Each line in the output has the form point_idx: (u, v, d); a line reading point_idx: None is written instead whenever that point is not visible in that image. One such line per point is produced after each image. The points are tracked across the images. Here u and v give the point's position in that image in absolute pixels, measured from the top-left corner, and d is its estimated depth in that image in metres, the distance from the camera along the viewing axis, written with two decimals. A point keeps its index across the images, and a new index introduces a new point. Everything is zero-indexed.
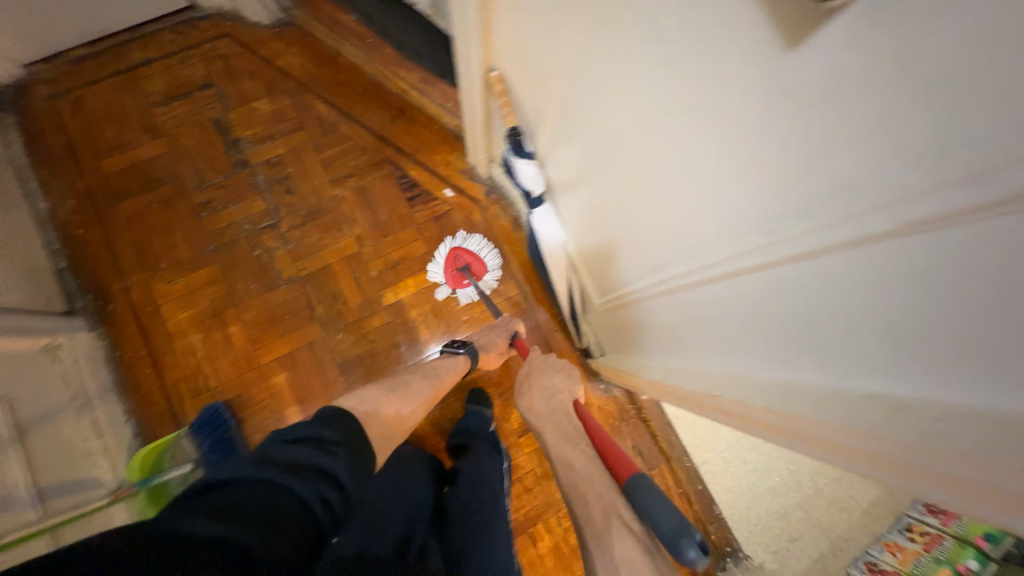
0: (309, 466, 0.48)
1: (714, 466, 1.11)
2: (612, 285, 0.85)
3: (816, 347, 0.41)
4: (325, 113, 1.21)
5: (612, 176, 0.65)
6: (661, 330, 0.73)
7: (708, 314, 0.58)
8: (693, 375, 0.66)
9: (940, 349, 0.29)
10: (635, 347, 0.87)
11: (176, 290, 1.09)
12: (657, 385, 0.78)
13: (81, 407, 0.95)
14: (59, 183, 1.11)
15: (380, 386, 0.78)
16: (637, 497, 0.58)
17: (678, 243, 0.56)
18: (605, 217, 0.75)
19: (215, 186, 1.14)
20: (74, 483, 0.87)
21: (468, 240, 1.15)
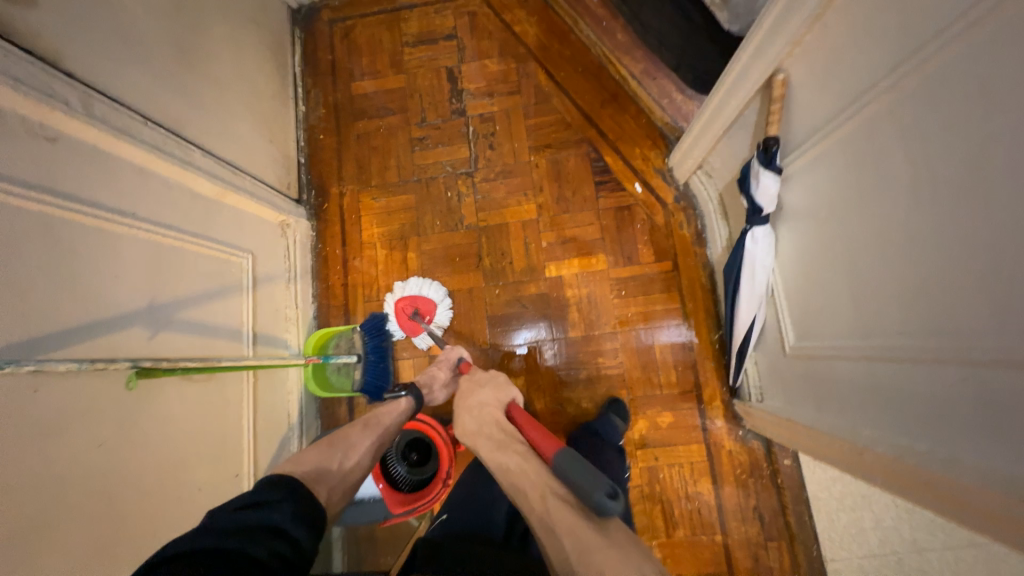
0: (258, 523, 0.54)
1: (846, 571, 0.98)
2: (814, 330, 0.78)
3: None
4: (543, 82, 1.24)
5: (887, 220, 0.59)
6: (874, 399, 0.66)
7: (951, 396, 0.52)
8: (915, 454, 0.59)
9: None
10: (821, 403, 0.79)
11: (377, 207, 1.23)
12: (843, 451, 0.71)
13: (290, 279, 1.12)
14: (316, 93, 1.30)
15: (315, 446, 0.73)
16: (562, 473, 0.58)
17: (972, 311, 0.49)
18: (847, 259, 0.68)
19: (431, 127, 1.25)
20: (274, 338, 1.04)
21: (406, 286, 1.14)
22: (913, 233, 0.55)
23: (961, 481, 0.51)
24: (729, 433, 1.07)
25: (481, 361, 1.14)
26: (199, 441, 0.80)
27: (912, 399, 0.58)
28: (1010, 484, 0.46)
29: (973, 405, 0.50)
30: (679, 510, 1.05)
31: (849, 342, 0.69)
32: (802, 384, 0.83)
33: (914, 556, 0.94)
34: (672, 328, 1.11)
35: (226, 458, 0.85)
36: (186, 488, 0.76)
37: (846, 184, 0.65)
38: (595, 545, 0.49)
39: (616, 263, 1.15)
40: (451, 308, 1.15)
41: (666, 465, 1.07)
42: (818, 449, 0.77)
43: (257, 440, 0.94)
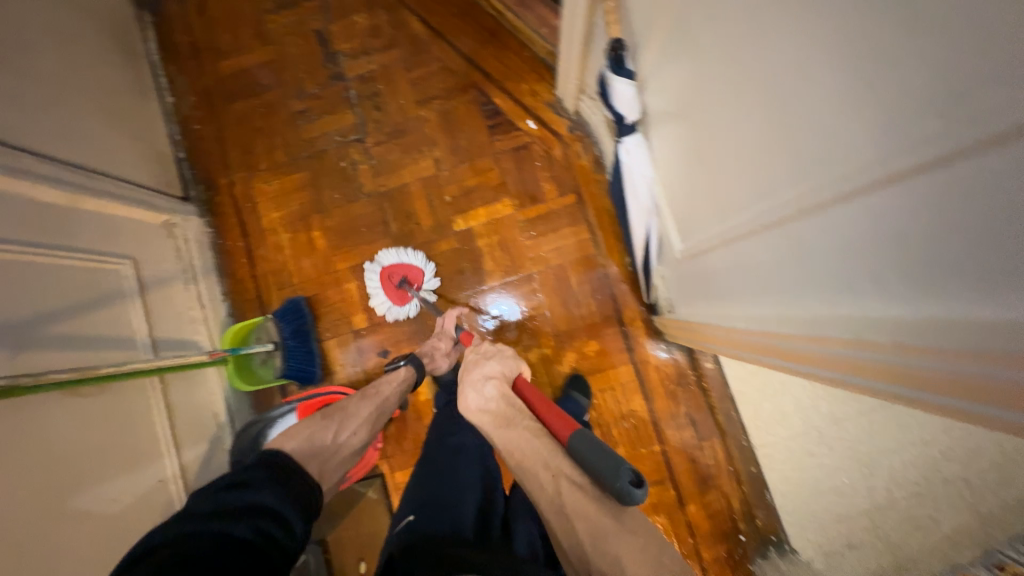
0: (242, 503, 0.60)
1: (774, 453, 1.05)
2: (701, 232, 0.76)
3: (867, 279, 0.42)
4: (418, 30, 1.18)
5: (719, 97, 0.57)
6: (742, 282, 0.68)
7: (780, 259, 0.55)
8: (777, 324, 0.62)
9: (970, 263, 0.31)
10: (722, 301, 0.77)
11: (271, 191, 1.18)
12: (752, 344, 0.69)
13: (189, 279, 1.08)
14: (181, 80, 1.21)
15: (313, 418, 0.80)
16: (580, 456, 0.59)
17: (790, 167, 0.47)
18: (706, 147, 0.65)
19: (312, 97, 1.19)
20: (180, 341, 1.01)
21: (385, 257, 1.10)
22: (735, 105, 0.53)
23: (833, 341, 0.50)
24: (654, 348, 1.10)
25: (406, 326, 1.14)
26: (105, 451, 0.78)
27: (779, 273, 0.57)
28: (867, 330, 0.44)
29: (820, 261, 0.48)
30: (617, 429, 1.10)
31: (714, 235, 0.71)
32: (705, 287, 0.82)
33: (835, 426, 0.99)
34: (587, 259, 1.11)
35: (144, 462, 0.84)
36: (100, 496, 0.75)
37: (684, 71, 0.63)
38: (611, 531, 0.53)
39: (522, 205, 1.13)
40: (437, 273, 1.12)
41: (599, 391, 1.10)
42: (721, 343, 0.81)
43: (180, 441, 0.93)
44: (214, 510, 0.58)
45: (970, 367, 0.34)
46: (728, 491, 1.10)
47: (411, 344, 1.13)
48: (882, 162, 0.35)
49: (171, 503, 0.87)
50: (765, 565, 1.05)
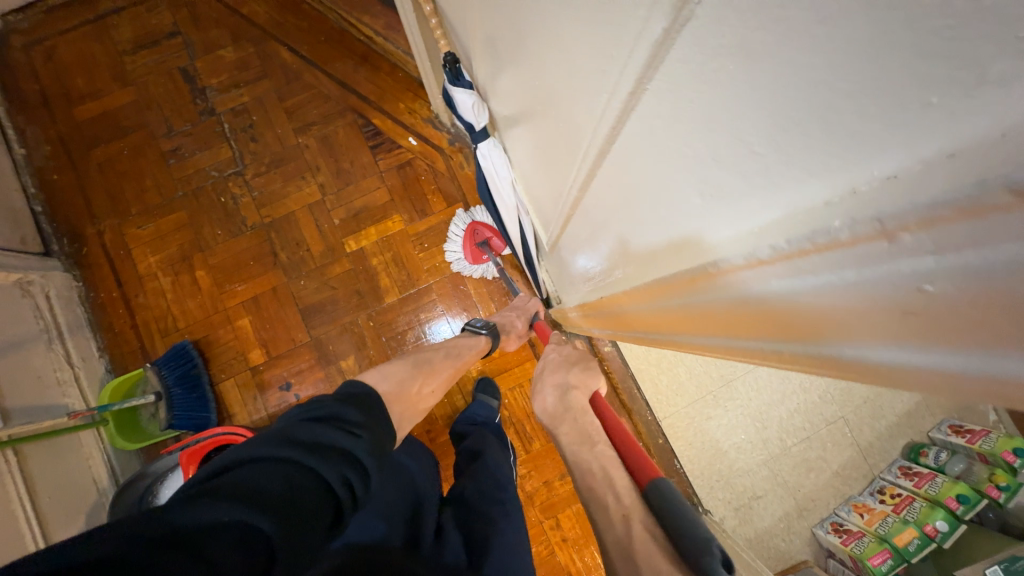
0: (334, 449, 0.43)
1: (676, 422, 1.12)
2: (574, 200, 0.62)
3: (686, 188, 0.31)
4: (289, 60, 1.19)
5: (530, 83, 0.60)
6: (607, 240, 0.58)
7: (616, 198, 0.46)
8: (636, 281, 0.51)
9: (757, 132, 0.22)
10: (614, 282, 0.62)
11: (146, 235, 1.12)
12: (650, 328, 0.53)
13: (52, 339, 0.99)
14: (32, 130, 1.14)
15: (402, 365, 0.75)
16: (662, 506, 0.52)
17: (576, 136, 0.49)
18: (541, 130, 0.66)
19: (183, 134, 1.15)
20: (42, 408, 0.92)
21: (478, 215, 1.13)
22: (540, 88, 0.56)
23: (706, 292, 0.34)
24: None
25: (308, 354, 1.11)
26: None
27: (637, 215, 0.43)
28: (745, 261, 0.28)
29: (659, 196, 0.36)
30: (530, 426, 1.12)
31: (572, 197, 0.62)
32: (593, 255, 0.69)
33: (725, 389, 1.13)
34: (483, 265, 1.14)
35: (10, 543, 0.76)
36: None
37: (507, 68, 0.66)
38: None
39: (412, 219, 1.15)
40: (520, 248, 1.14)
41: (509, 390, 1.13)
42: (609, 319, 0.71)
43: (49, 515, 0.84)
44: (301, 440, 0.43)
45: (874, 277, 0.18)
46: None
47: (315, 372, 1.10)
48: (602, 117, 0.38)
49: None
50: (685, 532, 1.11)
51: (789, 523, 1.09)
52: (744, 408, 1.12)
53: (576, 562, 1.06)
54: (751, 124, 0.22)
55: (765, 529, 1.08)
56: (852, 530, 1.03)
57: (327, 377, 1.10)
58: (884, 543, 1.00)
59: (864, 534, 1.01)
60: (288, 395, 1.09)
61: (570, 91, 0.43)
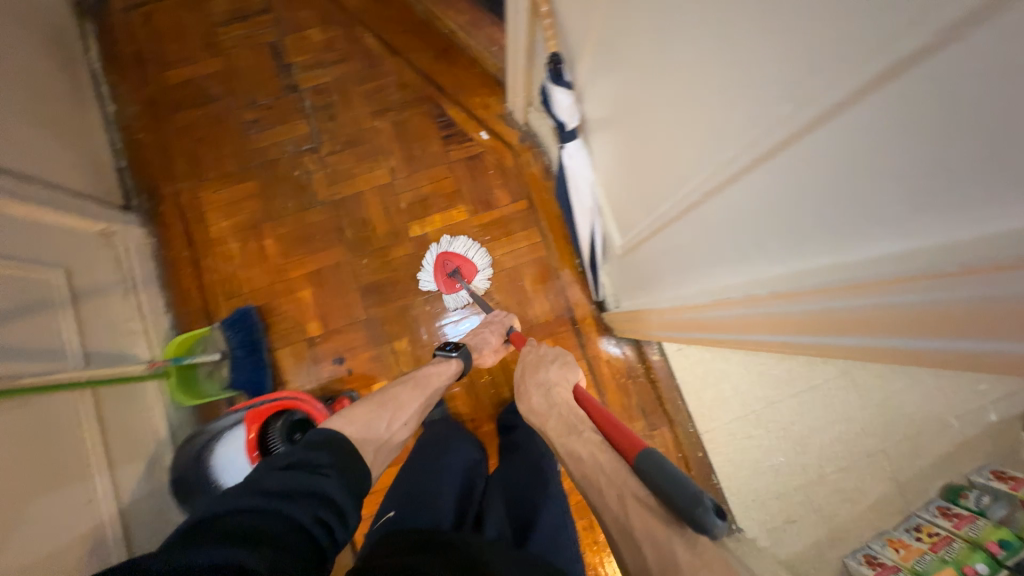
0: (306, 490, 0.56)
1: (717, 438, 1.13)
2: (684, 211, 0.63)
3: (874, 199, 0.33)
4: (372, 46, 1.23)
5: (643, 94, 0.62)
6: (720, 244, 0.60)
7: (755, 206, 0.48)
8: (773, 282, 0.52)
9: (992, 156, 0.24)
10: (729, 291, 0.63)
11: (220, 200, 1.16)
12: (795, 334, 0.54)
13: (128, 289, 1.03)
14: (124, 89, 1.18)
15: (368, 404, 0.80)
16: (648, 478, 0.53)
17: (709, 145, 0.51)
18: (643, 139, 0.68)
19: (263, 107, 1.19)
20: (117, 354, 0.96)
21: (453, 242, 1.13)
22: (658, 101, 0.59)
23: (896, 293, 0.35)
24: (605, 345, 1.16)
25: (362, 332, 1.13)
26: (32, 469, 0.72)
27: (784, 223, 0.45)
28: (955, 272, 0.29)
29: (835, 207, 0.37)
30: None
31: (678, 204, 0.65)
32: (689, 260, 0.71)
33: (767, 410, 1.13)
34: (541, 264, 1.17)
35: (75, 483, 0.79)
36: (29, 511, 0.70)
37: (614, 77, 0.69)
38: None
39: (476, 211, 1.18)
40: (490, 277, 1.14)
41: None
42: (703, 322, 0.73)
43: (114, 458, 0.87)
44: (276, 488, 0.55)
45: None
46: None
47: (367, 350, 1.13)
48: (767, 129, 0.40)
49: (101, 526, 0.81)
50: None
51: (822, 551, 1.06)
52: (785, 432, 1.12)
53: (604, 566, 1.07)
54: (990, 148, 0.24)
55: (797, 555, 1.06)
56: (885, 563, 0.98)
57: (379, 356, 1.13)
58: None
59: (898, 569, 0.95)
60: (340, 369, 1.12)
61: (717, 104, 0.46)
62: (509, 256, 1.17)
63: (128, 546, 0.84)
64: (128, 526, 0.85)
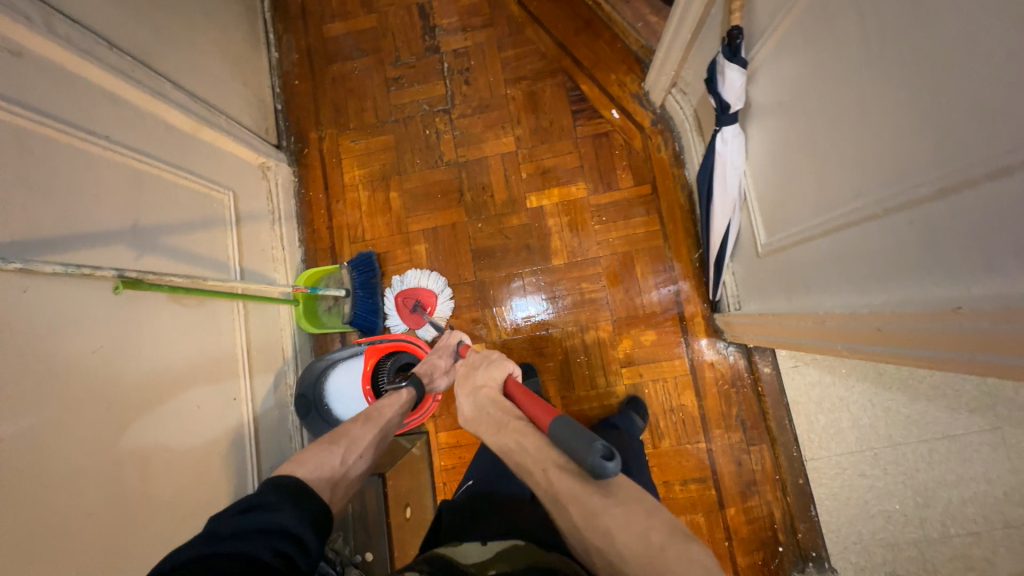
0: (259, 527, 0.53)
1: (824, 468, 1.05)
2: (881, 210, 0.55)
3: None
4: (515, 13, 1.23)
5: (866, 73, 0.54)
6: (904, 256, 0.54)
7: (986, 217, 0.43)
8: (973, 302, 0.45)
9: None
10: (909, 303, 0.54)
11: (357, 149, 1.24)
12: (988, 356, 0.45)
13: (275, 221, 1.14)
14: (288, 38, 1.29)
15: (317, 443, 0.70)
16: (559, 442, 0.55)
17: (962, 136, 0.44)
18: (843, 128, 0.60)
19: (406, 66, 1.24)
20: (262, 277, 1.06)
21: (404, 280, 1.15)
22: (884, 85, 0.52)
23: None
24: (711, 347, 1.10)
25: (467, 293, 1.17)
26: (194, 364, 0.83)
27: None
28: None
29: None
30: (665, 422, 1.10)
31: (867, 202, 0.58)
32: (850, 269, 0.64)
33: (889, 451, 1.01)
34: (656, 253, 1.12)
35: (225, 383, 0.90)
36: (188, 402, 0.80)
37: (817, 54, 0.62)
38: None
39: (596, 190, 1.15)
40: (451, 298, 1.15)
41: (650, 381, 1.11)
42: (843, 339, 0.66)
43: (253, 368, 0.98)
44: (226, 533, 0.52)
45: None
46: (771, 501, 1.09)
47: (470, 311, 1.16)
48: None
49: (240, 424, 0.92)
50: None
51: None
52: (907, 478, 0.99)
53: None
54: None
55: None
56: None
57: (480, 320, 1.16)
58: None
59: None
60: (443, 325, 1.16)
61: (998, 89, 0.40)
62: (625, 240, 1.13)
63: (257, 446, 0.95)
64: (258, 429, 0.96)
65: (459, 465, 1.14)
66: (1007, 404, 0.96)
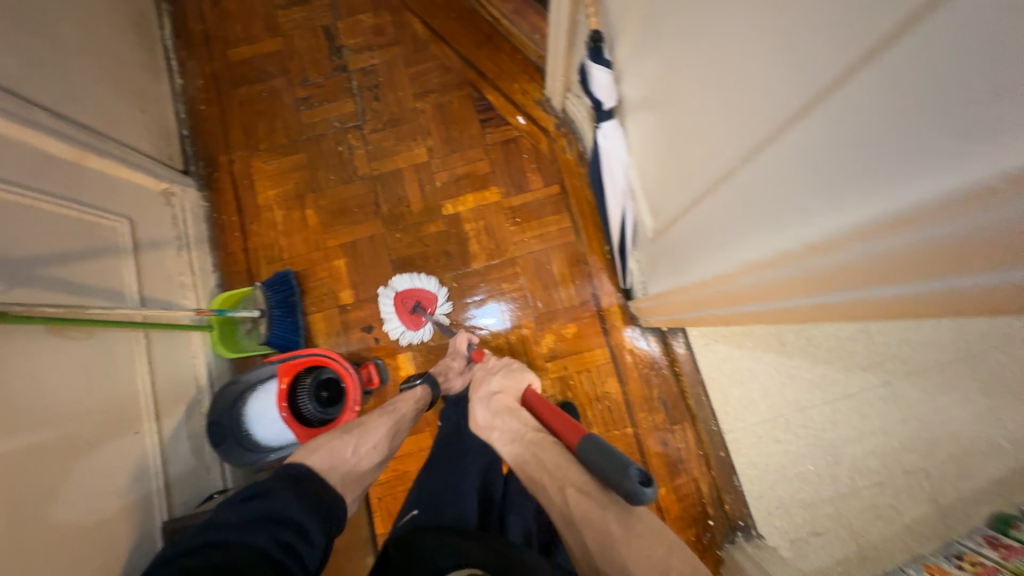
0: (264, 516, 0.61)
1: (742, 438, 1.09)
2: (715, 185, 0.60)
3: (875, 158, 0.33)
4: (419, 31, 1.27)
5: (684, 64, 0.60)
6: (732, 222, 0.59)
7: (766, 181, 0.49)
8: (778, 253, 0.51)
9: (975, 110, 0.25)
10: (743, 264, 0.59)
11: (269, 170, 1.23)
12: (809, 294, 0.50)
13: (182, 247, 1.11)
14: (191, 65, 1.28)
15: (333, 431, 0.81)
16: (589, 462, 0.58)
17: (739, 116, 0.50)
18: (682, 115, 0.66)
19: (315, 85, 1.26)
20: (167, 304, 1.03)
21: (397, 282, 1.13)
22: (697, 71, 0.57)
23: (901, 236, 0.34)
24: (629, 334, 1.15)
25: None
26: (84, 398, 0.79)
27: (790, 191, 0.46)
28: (963, 209, 0.28)
29: (845, 171, 0.37)
30: (591, 411, 1.13)
31: (707, 180, 0.64)
32: (706, 241, 0.70)
33: (797, 415, 1.08)
34: (570, 249, 1.17)
35: (124, 416, 0.86)
36: (78, 439, 0.76)
37: (654, 53, 0.68)
38: None
39: (508, 193, 1.20)
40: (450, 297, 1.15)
41: (575, 373, 1.14)
42: (720, 301, 0.71)
43: (159, 399, 0.94)
44: (233, 521, 0.60)
45: None
46: (697, 476, 1.14)
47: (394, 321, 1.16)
48: (794, 93, 0.39)
49: (145, 458, 0.88)
50: (732, 548, 1.09)
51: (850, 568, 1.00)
52: (815, 439, 1.06)
53: None
54: (978, 97, 0.24)
55: (823, 570, 1.00)
56: None
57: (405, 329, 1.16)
58: None
59: None
60: (369, 338, 1.16)
61: (749, 70, 0.45)
62: (540, 240, 1.18)
63: (165, 479, 0.91)
64: (167, 462, 0.92)
65: (394, 477, 1.11)
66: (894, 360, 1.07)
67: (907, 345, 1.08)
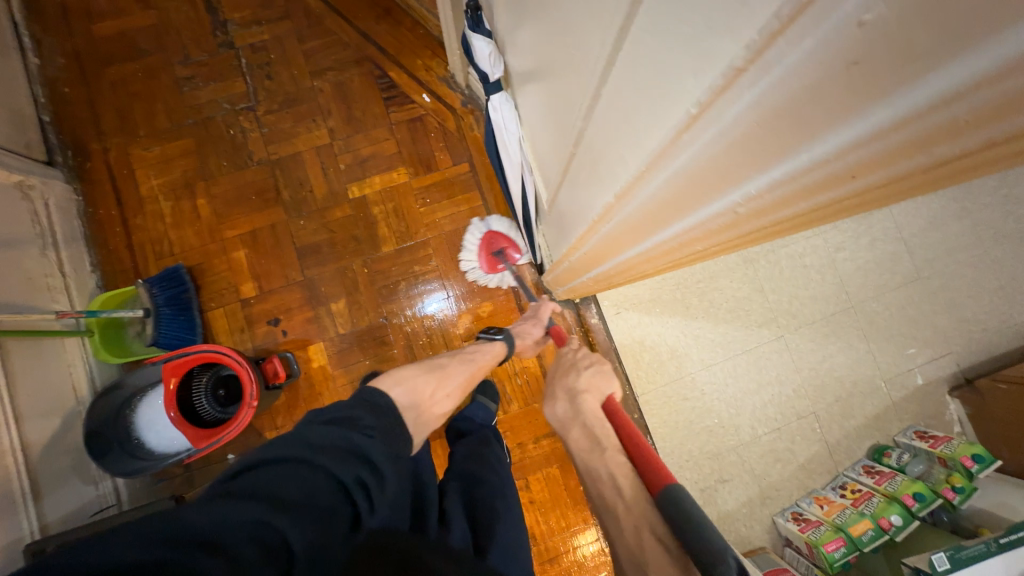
0: (346, 449, 0.46)
1: (654, 400, 1.14)
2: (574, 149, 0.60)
3: (639, 100, 0.34)
4: (312, 5, 1.20)
5: (540, 25, 0.59)
6: (581, 180, 0.60)
7: (593, 136, 0.49)
8: (604, 208, 0.52)
9: (682, 48, 0.25)
10: (590, 223, 0.60)
11: (151, 157, 1.13)
12: (642, 241, 0.52)
13: (46, 246, 1.00)
14: (49, 42, 1.14)
15: (417, 367, 0.72)
16: (675, 526, 0.44)
17: (579, 77, 0.50)
18: (549, 81, 0.66)
19: (198, 63, 1.16)
20: (27, 308, 0.92)
21: (492, 223, 1.14)
22: (550, 35, 0.57)
23: (661, 169, 0.34)
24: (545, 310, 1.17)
25: (298, 293, 1.12)
26: None
27: (603, 142, 0.46)
28: (685, 141, 0.29)
29: (627, 120, 0.38)
30: (511, 385, 1.15)
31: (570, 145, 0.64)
32: (571, 206, 0.71)
33: (702, 372, 1.14)
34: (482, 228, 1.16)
35: None
36: None
37: (521, 20, 0.67)
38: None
39: (416, 173, 1.17)
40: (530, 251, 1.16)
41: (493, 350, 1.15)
42: (594, 262, 0.72)
43: (23, 413, 0.85)
44: (316, 442, 0.46)
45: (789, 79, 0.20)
46: None
47: (304, 311, 1.11)
48: (598, 52, 0.40)
49: (7, 479, 0.78)
50: None
51: (752, 509, 1.09)
52: (720, 394, 1.14)
53: (539, 524, 1.10)
54: (681, 33, 0.25)
55: (729, 513, 1.08)
56: (811, 519, 1.01)
57: (316, 318, 1.11)
58: (840, 532, 0.97)
59: (822, 523, 1.00)
60: (275, 331, 1.10)
61: (574, 29, 0.45)
62: (452, 219, 1.16)
63: (37, 498, 0.82)
64: (37, 480, 0.84)
65: None
66: (786, 316, 1.16)
67: (797, 301, 1.16)
